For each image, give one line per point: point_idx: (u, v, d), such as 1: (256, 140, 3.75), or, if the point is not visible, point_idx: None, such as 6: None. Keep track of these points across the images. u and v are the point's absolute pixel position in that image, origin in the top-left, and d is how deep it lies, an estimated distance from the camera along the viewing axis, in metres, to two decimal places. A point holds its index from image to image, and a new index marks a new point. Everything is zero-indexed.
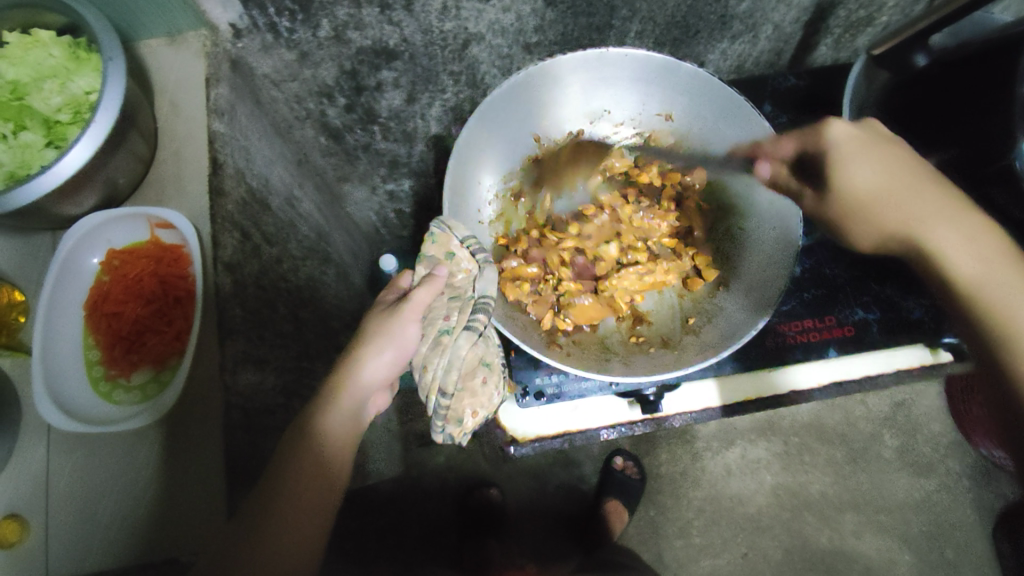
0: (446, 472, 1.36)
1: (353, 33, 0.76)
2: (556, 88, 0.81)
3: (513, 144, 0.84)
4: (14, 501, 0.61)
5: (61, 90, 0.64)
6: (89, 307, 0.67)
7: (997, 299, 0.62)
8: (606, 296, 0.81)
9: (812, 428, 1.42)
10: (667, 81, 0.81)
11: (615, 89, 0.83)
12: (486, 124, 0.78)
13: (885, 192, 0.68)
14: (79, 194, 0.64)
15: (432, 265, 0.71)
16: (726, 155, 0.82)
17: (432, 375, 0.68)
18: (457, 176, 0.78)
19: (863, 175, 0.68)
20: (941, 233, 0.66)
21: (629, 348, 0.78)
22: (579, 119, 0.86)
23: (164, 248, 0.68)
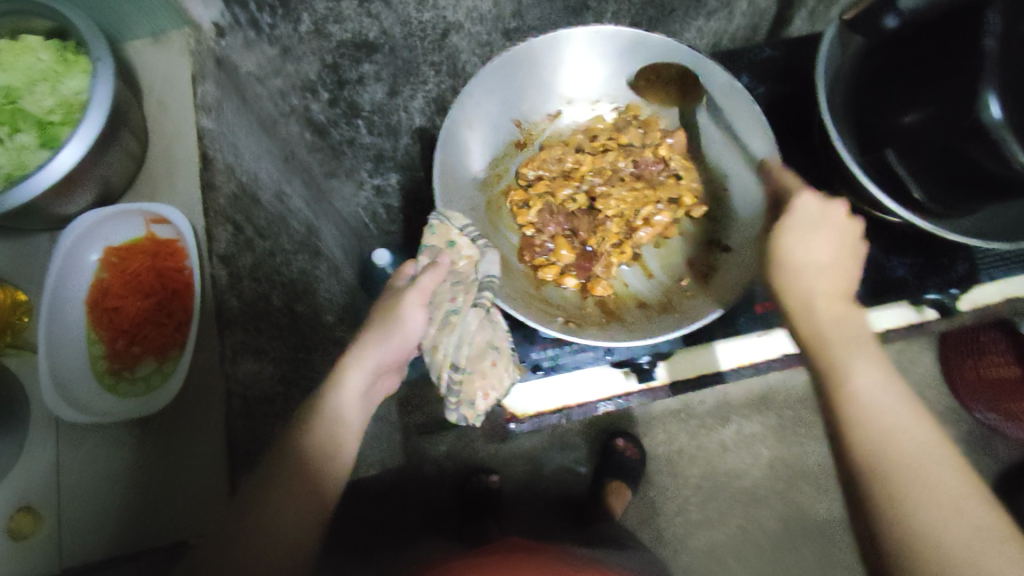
0: (446, 461, 1.39)
1: (333, 27, 0.80)
2: (534, 72, 0.83)
3: (498, 129, 0.84)
4: (23, 494, 0.62)
5: (52, 92, 0.66)
6: (90, 304, 0.68)
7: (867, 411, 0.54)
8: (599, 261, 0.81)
9: (807, 400, 1.44)
10: (638, 55, 0.83)
11: (591, 66, 0.85)
12: (470, 112, 0.79)
13: (895, 415, 0.54)
14: (74, 193, 0.65)
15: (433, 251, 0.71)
16: (705, 120, 0.84)
17: (443, 354, 0.70)
18: (446, 166, 0.79)
19: (858, 367, 0.56)
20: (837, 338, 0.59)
21: (638, 313, 0.78)
22: (558, 100, 0.87)
23: (160, 244, 0.69)
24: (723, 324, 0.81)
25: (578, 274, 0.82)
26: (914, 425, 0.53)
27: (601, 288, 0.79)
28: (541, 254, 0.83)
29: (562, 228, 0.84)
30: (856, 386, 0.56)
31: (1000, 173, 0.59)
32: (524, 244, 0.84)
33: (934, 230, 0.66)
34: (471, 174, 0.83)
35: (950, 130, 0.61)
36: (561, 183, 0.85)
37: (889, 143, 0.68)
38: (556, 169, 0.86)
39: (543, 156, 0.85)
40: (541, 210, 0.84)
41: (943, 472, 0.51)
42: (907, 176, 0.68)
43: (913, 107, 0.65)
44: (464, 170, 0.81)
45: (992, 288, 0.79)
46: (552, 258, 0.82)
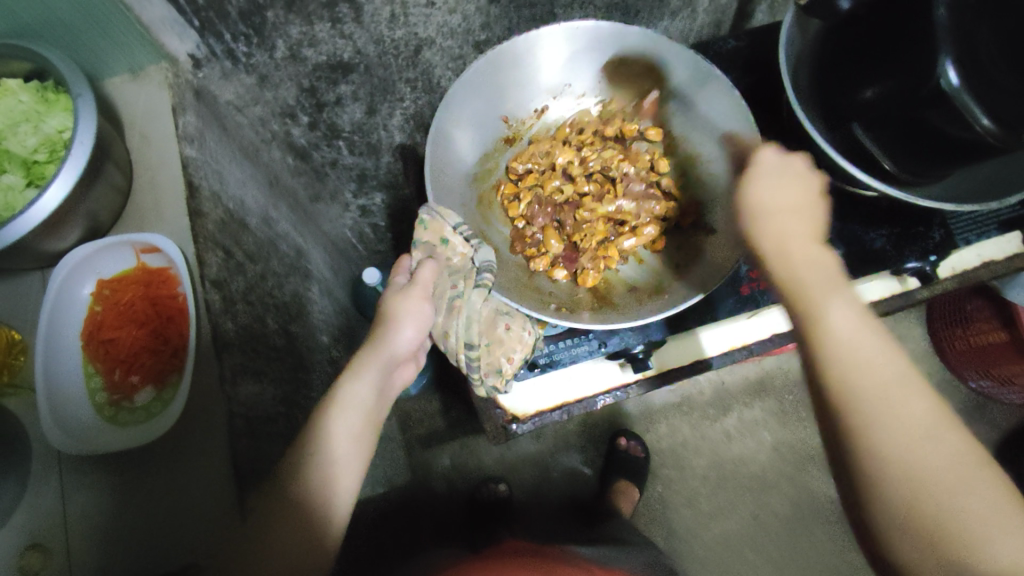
0: (453, 474, 1.40)
1: (308, 51, 0.81)
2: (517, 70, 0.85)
3: (484, 127, 0.86)
4: (32, 533, 0.62)
5: (35, 132, 0.67)
6: (86, 336, 0.68)
7: (865, 388, 0.50)
8: (588, 251, 0.83)
9: (805, 383, 1.45)
10: (618, 50, 0.84)
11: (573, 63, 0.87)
12: (457, 109, 0.80)
13: (887, 377, 0.50)
14: (63, 229, 0.66)
15: (427, 247, 0.74)
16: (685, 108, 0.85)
17: (455, 336, 0.72)
18: (438, 160, 0.79)
19: (840, 318, 0.53)
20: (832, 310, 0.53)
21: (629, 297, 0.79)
22: (542, 97, 0.89)
23: (153, 272, 0.70)
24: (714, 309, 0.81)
25: (566, 266, 0.83)
26: (909, 388, 0.50)
27: (590, 278, 0.80)
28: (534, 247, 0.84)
29: (551, 221, 0.86)
30: (846, 350, 0.52)
31: (960, 136, 0.62)
32: (516, 237, 0.86)
33: (907, 197, 0.68)
34: (461, 168, 0.84)
35: (910, 100, 0.63)
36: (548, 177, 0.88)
37: (854, 118, 0.70)
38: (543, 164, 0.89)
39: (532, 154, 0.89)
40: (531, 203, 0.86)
41: (941, 440, 0.49)
42: (877, 150, 0.71)
43: (873, 81, 0.67)
44: (454, 164, 0.82)
45: (969, 252, 0.82)
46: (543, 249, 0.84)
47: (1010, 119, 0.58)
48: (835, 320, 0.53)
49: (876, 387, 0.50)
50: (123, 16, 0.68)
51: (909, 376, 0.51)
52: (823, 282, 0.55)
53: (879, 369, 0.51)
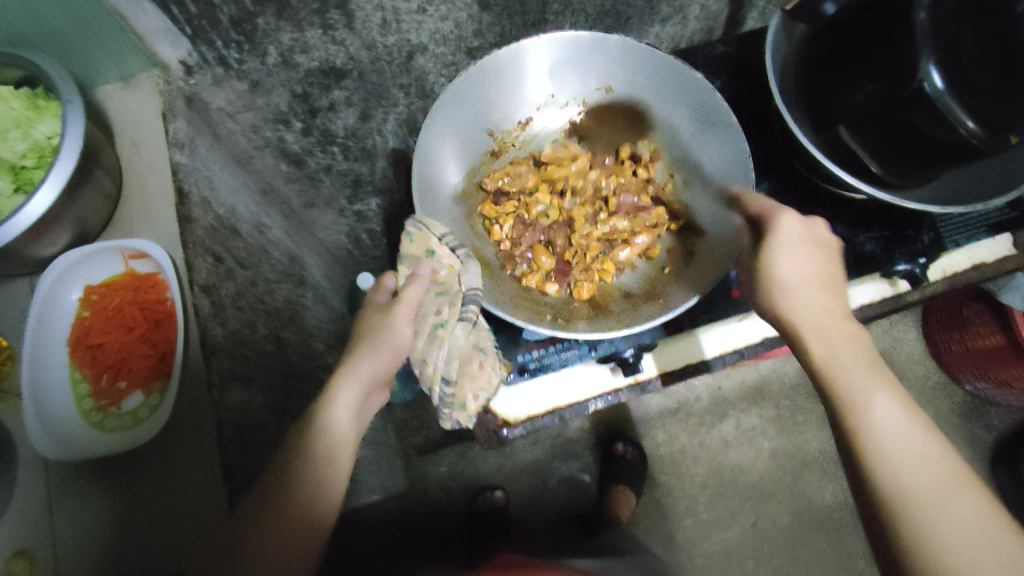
0: (450, 482, 1.41)
1: (300, 57, 0.81)
2: (498, 82, 0.77)
3: (466, 141, 0.78)
4: (18, 538, 0.61)
5: (24, 137, 0.66)
6: (72, 343, 0.68)
7: (901, 468, 0.53)
8: (580, 265, 0.75)
9: (802, 388, 1.44)
10: (599, 57, 0.78)
11: (553, 71, 0.79)
12: (441, 125, 0.74)
13: (913, 445, 0.53)
14: (50, 235, 0.66)
15: (412, 263, 0.70)
16: (670, 114, 0.79)
17: (433, 368, 0.69)
18: (420, 185, 0.72)
19: (882, 403, 0.55)
20: (876, 393, 0.56)
21: (626, 306, 0.74)
22: (525, 106, 0.81)
23: (142, 277, 0.70)
24: (707, 310, 0.80)
25: (558, 280, 0.76)
26: (931, 450, 0.53)
27: (585, 290, 0.73)
28: (524, 264, 0.77)
29: (539, 237, 0.78)
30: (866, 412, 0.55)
31: (947, 139, 0.62)
32: (503, 256, 0.77)
33: (892, 200, 0.69)
34: (444, 192, 0.76)
35: (894, 103, 0.63)
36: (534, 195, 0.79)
37: (840, 119, 0.70)
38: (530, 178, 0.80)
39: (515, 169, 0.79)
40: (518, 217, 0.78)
41: (965, 506, 0.51)
42: (863, 151, 0.70)
43: (859, 85, 0.66)
44: (436, 185, 0.75)
45: (959, 255, 0.81)
46: (532, 265, 0.76)
47: (993, 122, 0.59)
48: (878, 395, 0.55)
49: (917, 465, 0.52)
50: (114, 24, 0.70)
51: (942, 446, 0.54)
52: (854, 360, 0.58)
53: (920, 446, 0.53)
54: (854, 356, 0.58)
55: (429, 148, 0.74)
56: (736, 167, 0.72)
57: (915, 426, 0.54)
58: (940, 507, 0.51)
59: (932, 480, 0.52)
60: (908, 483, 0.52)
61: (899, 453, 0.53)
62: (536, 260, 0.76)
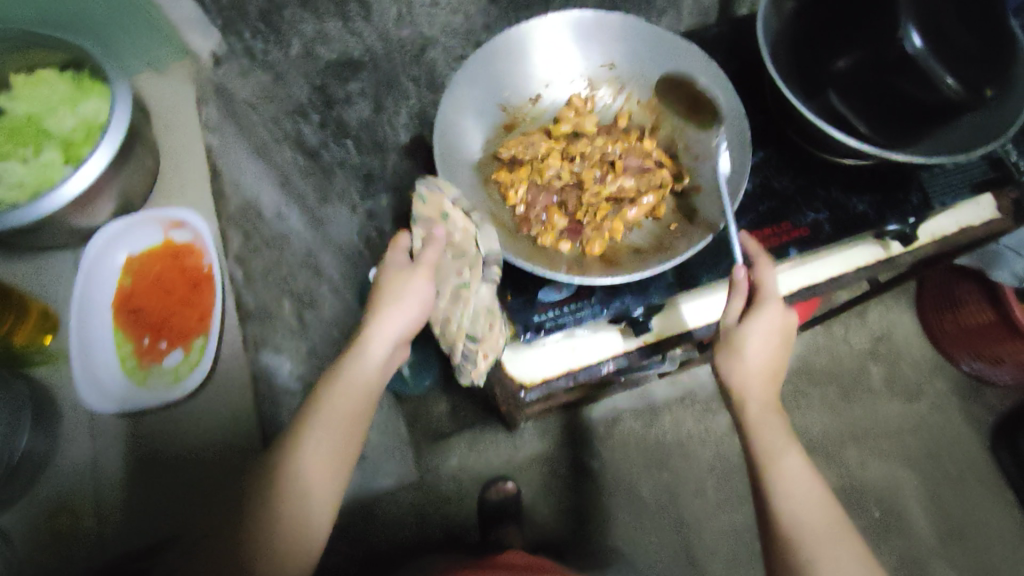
0: (461, 474, 1.41)
1: (321, 49, 0.87)
2: (509, 58, 0.82)
3: (479, 115, 0.82)
4: (63, 492, 0.64)
5: (72, 113, 0.70)
6: (116, 308, 0.72)
7: (799, 516, 0.66)
8: (593, 223, 0.78)
9: (803, 372, 1.48)
10: (600, 34, 0.84)
11: (558, 47, 0.84)
12: (457, 99, 0.79)
13: (810, 496, 0.67)
14: (97, 206, 0.70)
15: (427, 224, 0.75)
16: (668, 84, 0.83)
17: (457, 324, 0.74)
18: (440, 153, 0.77)
19: (790, 460, 0.68)
20: (785, 453, 0.68)
21: (637, 259, 0.76)
22: (534, 82, 0.85)
23: (179, 246, 0.74)
24: (719, 262, 0.82)
25: (571, 239, 0.78)
26: (823, 502, 0.67)
27: (596, 245, 0.76)
28: (538, 224, 0.78)
29: (552, 199, 0.80)
30: (776, 471, 0.68)
31: (928, 98, 0.71)
32: (519, 221, 0.79)
33: (878, 152, 0.69)
34: (463, 162, 0.80)
35: (882, 65, 0.72)
36: (545, 160, 0.81)
37: (829, 87, 0.76)
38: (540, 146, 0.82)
39: (527, 137, 0.82)
40: (529, 181, 0.80)
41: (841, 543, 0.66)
42: (850, 114, 0.75)
43: (844, 54, 0.74)
44: (455, 152, 0.79)
45: (946, 219, 0.87)
46: (545, 225, 0.78)
47: (971, 82, 0.71)
48: (789, 453, 0.68)
49: (812, 513, 0.66)
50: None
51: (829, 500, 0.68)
52: (772, 423, 0.69)
53: (817, 498, 0.67)
54: (775, 421, 0.70)
55: (448, 120, 0.79)
56: (735, 128, 0.76)
57: (810, 478, 0.68)
58: (823, 543, 0.65)
59: (821, 524, 0.66)
60: (805, 525, 0.66)
61: (795, 504, 0.67)
62: (550, 220, 0.78)
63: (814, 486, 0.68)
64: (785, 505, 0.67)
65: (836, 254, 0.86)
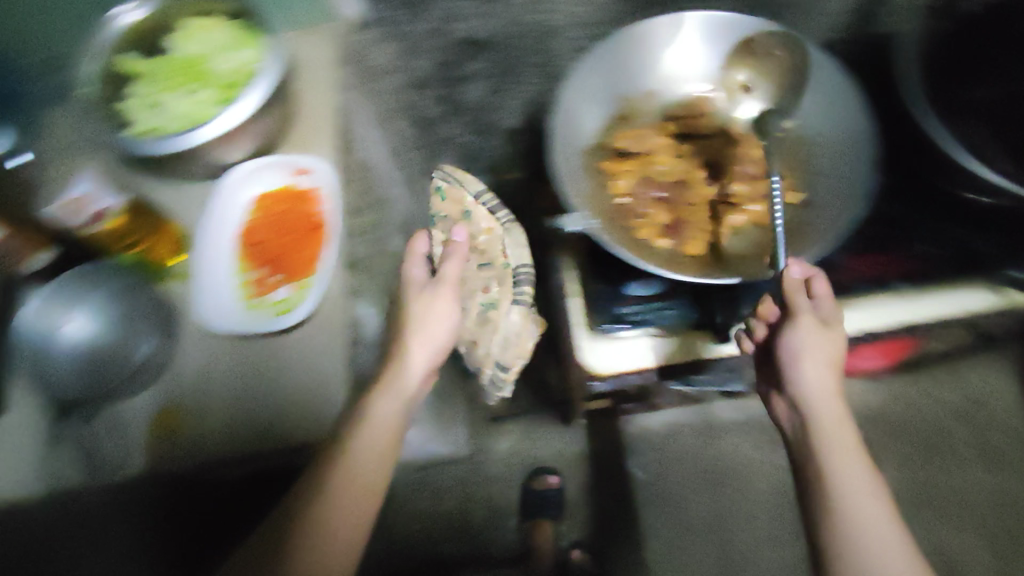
0: (509, 459, 1.44)
1: (456, 25, 0.95)
2: (635, 51, 0.83)
3: (597, 102, 0.83)
4: (169, 395, 0.71)
5: (230, 58, 0.76)
6: (239, 240, 0.78)
7: (864, 532, 0.63)
8: (693, 224, 0.81)
9: (880, 421, 1.40)
10: (733, 36, 0.82)
11: (686, 45, 0.83)
12: (580, 84, 0.80)
13: (875, 516, 0.63)
14: (238, 142, 0.76)
15: (448, 226, 0.88)
16: (794, 94, 0.81)
17: (486, 347, 0.90)
18: (556, 134, 0.78)
19: (854, 474, 0.66)
20: (853, 463, 0.67)
21: (735, 265, 0.76)
22: (655, 77, 0.85)
23: (301, 192, 0.80)
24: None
25: (671, 235, 0.81)
26: (883, 518, 0.64)
27: (694, 246, 0.78)
28: (641, 218, 0.82)
29: (657, 195, 0.84)
30: (834, 476, 0.66)
31: None
32: (619, 214, 0.82)
33: (1004, 184, 0.67)
34: (575, 147, 0.81)
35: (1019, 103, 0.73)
36: (655, 157, 0.85)
37: (961, 114, 0.73)
38: (652, 143, 0.85)
39: (640, 132, 0.85)
40: (637, 176, 0.84)
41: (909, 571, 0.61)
42: (980, 145, 0.71)
43: (976, 86, 0.74)
44: (569, 136, 0.80)
45: None
46: (648, 219, 0.82)
47: None
48: (854, 465, 0.67)
49: (878, 531, 0.63)
50: None
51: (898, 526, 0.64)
52: (840, 431, 0.69)
53: (887, 519, 0.64)
54: (844, 433, 0.69)
55: (568, 104, 0.80)
56: (852, 154, 0.76)
57: (879, 496, 0.65)
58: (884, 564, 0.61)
59: (889, 547, 0.62)
60: (870, 542, 0.62)
61: (864, 518, 0.63)
62: (653, 215, 0.82)
63: (882, 506, 0.64)
64: (850, 518, 0.64)
65: (934, 295, 0.85)
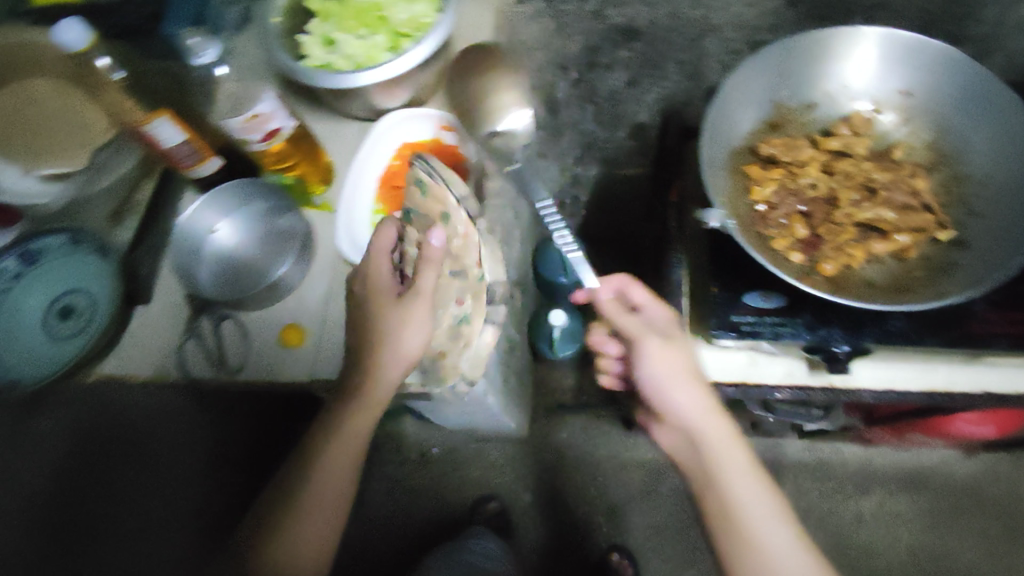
0: (568, 447, 1.49)
1: (611, 11, 1.01)
2: (804, 58, 0.81)
3: (752, 103, 0.81)
4: (298, 314, 0.77)
5: (408, 9, 0.80)
6: (381, 181, 0.82)
7: (751, 543, 0.68)
8: (833, 244, 0.76)
9: (968, 492, 1.35)
10: (912, 58, 0.79)
11: (858, 61, 0.81)
12: (742, 80, 0.78)
13: (778, 535, 0.68)
14: (394, 91, 0.80)
15: (425, 225, 0.69)
16: (965, 128, 0.78)
17: None
18: (709, 126, 0.77)
19: (745, 490, 0.70)
20: (747, 481, 0.70)
21: (871, 295, 0.72)
22: (818, 88, 0.83)
23: (447, 147, 0.82)
24: (943, 332, 0.73)
25: (804, 252, 0.77)
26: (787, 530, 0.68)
27: (830, 265, 0.74)
28: (777, 227, 0.78)
29: (799, 207, 0.79)
30: (737, 498, 0.69)
31: None
32: (757, 218, 0.78)
33: None
34: (724, 143, 0.80)
35: None
36: (804, 168, 0.80)
37: None
38: (802, 154, 0.81)
39: (792, 140, 0.81)
40: (782, 183, 0.79)
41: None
42: None
43: None
44: (720, 132, 0.79)
45: None
46: (785, 230, 0.77)
47: None
48: (742, 479, 0.70)
49: (776, 546, 0.67)
50: None
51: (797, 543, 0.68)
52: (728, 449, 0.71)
53: (786, 535, 0.68)
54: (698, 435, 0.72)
55: (725, 98, 0.78)
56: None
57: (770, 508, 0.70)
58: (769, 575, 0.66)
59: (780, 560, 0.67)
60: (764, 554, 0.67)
61: (769, 536, 0.68)
62: (790, 226, 0.78)
63: (784, 522, 0.69)
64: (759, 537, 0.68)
65: (1002, 371, 0.77)
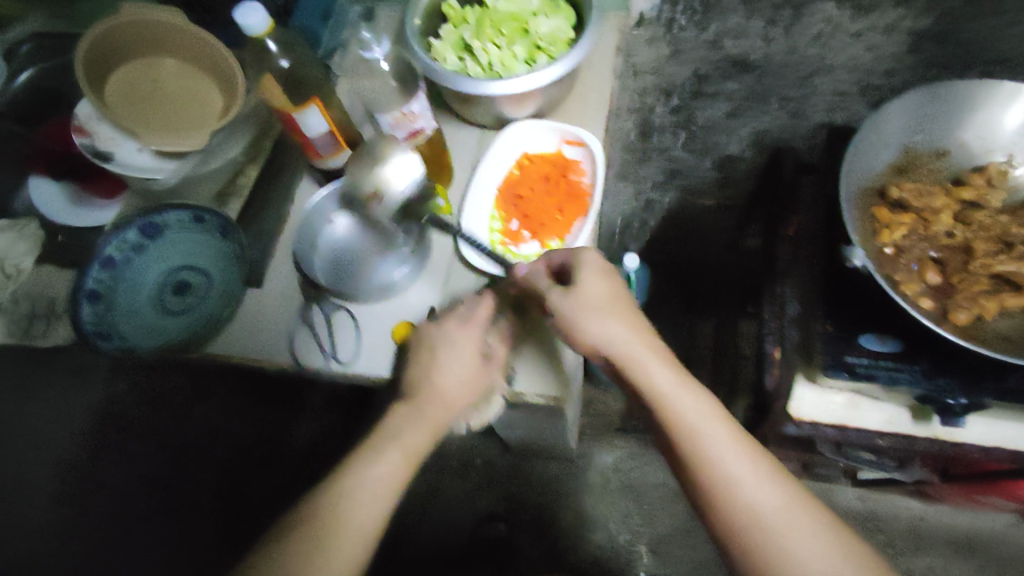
0: (611, 473, 1.44)
1: (729, 42, 0.98)
2: (943, 106, 0.81)
3: (885, 146, 0.82)
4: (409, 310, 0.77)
5: (547, 25, 0.81)
6: (501, 188, 0.83)
7: (748, 512, 0.58)
8: (967, 293, 0.75)
9: None
10: None
11: (997, 113, 0.81)
12: (877, 123, 0.80)
13: (771, 496, 0.58)
14: (522, 103, 0.80)
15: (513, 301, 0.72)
16: None
17: None
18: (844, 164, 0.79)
19: (718, 448, 0.60)
20: (709, 436, 0.60)
21: (1006, 349, 0.71)
22: (953, 137, 0.83)
23: (569, 160, 0.83)
24: None
25: (934, 299, 0.76)
26: (790, 497, 0.58)
27: (963, 314, 0.73)
28: (905, 270, 0.77)
29: (929, 253, 0.78)
30: (716, 459, 0.59)
31: None
32: (885, 260, 0.77)
33: None
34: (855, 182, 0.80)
35: None
36: (936, 214, 0.80)
37: None
38: (934, 201, 0.81)
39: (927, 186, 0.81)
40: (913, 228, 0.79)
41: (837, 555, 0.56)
42: None
43: None
44: (854, 170, 0.80)
45: None
46: (915, 274, 0.77)
47: None
48: (712, 437, 0.60)
49: (781, 517, 0.57)
50: None
51: (803, 508, 0.58)
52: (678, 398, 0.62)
53: (788, 501, 0.58)
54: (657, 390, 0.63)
55: (859, 139, 0.80)
56: None
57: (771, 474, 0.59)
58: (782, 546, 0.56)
59: (793, 529, 0.57)
60: (770, 524, 0.57)
61: (765, 505, 0.57)
62: (920, 270, 0.77)
63: (787, 490, 0.59)
64: (751, 503, 0.58)
65: None
